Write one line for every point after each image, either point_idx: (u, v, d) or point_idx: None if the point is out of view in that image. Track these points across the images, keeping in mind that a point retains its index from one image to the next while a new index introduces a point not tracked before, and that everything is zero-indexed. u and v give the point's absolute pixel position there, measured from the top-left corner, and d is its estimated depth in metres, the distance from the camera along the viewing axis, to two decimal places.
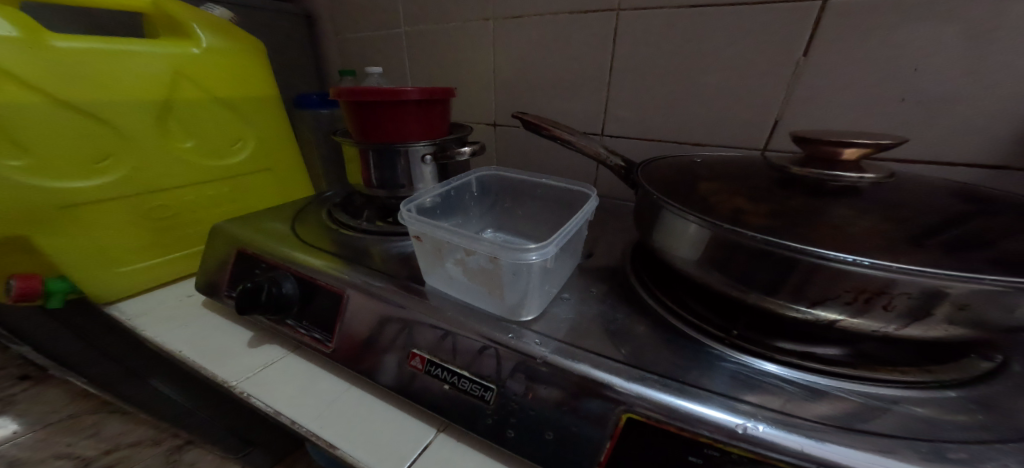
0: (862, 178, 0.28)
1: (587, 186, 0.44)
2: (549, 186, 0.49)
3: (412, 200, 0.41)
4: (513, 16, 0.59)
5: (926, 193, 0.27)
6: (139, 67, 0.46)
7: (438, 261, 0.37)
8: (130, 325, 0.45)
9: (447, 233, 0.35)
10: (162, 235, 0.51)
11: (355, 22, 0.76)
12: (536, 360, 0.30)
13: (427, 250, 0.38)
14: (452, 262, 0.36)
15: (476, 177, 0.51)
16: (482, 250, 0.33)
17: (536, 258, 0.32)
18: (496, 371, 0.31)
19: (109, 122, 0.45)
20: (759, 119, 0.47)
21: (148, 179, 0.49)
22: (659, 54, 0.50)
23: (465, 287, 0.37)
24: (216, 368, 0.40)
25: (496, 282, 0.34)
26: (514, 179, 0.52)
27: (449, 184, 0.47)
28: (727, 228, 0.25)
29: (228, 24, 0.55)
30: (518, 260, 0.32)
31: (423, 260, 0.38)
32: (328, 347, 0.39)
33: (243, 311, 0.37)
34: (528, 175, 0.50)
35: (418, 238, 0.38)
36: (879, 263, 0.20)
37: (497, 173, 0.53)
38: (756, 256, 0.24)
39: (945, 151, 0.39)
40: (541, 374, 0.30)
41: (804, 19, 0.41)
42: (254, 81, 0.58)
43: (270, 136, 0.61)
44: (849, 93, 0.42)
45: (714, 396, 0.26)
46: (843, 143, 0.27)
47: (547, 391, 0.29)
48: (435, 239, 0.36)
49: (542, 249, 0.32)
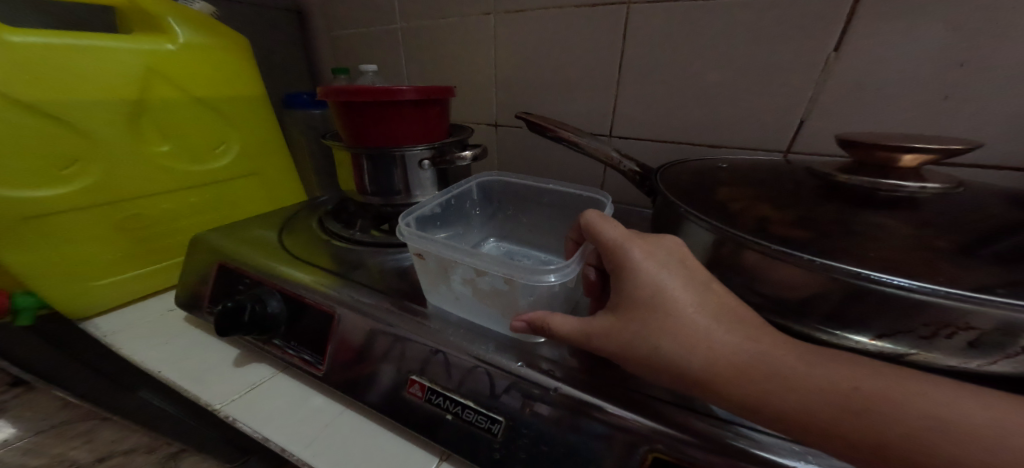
0: (923, 189, 0.25)
1: (601, 192, 0.41)
2: (556, 192, 0.45)
3: (411, 212, 0.38)
4: (514, 10, 0.55)
5: (986, 201, 0.25)
6: (110, 64, 0.43)
7: (443, 279, 0.34)
8: (105, 343, 0.41)
9: (451, 251, 0.32)
10: (141, 246, 0.47)
11: (350, 17, 0.72)
12: (533, 384, 0.28)
13: (431, 267, 0.34)
14: (460, 281, 0.33)
15: (477, 183, 0.48)
16: (494, 271, 0.30)
17: (555, 279, 0.29)
18: (489, 394, 0.29)
19: (74, 124, 0.41)
20: (781, 119, 0.44)
21: (122, 186, 0.45)
22: (673, 50, 0.47)
23: (473, 307, 0.34)
24: (198, 390, 0.36)
25: (510, 305, 0.32)
26: (517, 185, 0.48)
27: (450, 193, 0.43)
28: (771, 249, 0.22)
29: (208, 18, 0.51)
30: (535, 282, 0.29)
31: (427, 276, 0.35)
32: (319, 370, 0.35)
33: (224, 332, 0.34)
34: (532, 181, 0.47)
35: (421, 255, 0.34)
36: (932, 288, 0.18)
37: (499, 178, 0.49)
38: (804, 282, 0.22)
39: (990, 154, 0.37)
40: (541, 397, 0.27)
41: (836, 11, 0.38)
42: (237, 79, 0.54)
43: (256, 139, 0.57)
44: (880, 89, 0.39)
45: (772, 440, 0.23)
46: (903, 148, 0.24)
47: (548, 413, 0.27)
48: (439, 257, 0.33)
49: (562, 269, 0.29)
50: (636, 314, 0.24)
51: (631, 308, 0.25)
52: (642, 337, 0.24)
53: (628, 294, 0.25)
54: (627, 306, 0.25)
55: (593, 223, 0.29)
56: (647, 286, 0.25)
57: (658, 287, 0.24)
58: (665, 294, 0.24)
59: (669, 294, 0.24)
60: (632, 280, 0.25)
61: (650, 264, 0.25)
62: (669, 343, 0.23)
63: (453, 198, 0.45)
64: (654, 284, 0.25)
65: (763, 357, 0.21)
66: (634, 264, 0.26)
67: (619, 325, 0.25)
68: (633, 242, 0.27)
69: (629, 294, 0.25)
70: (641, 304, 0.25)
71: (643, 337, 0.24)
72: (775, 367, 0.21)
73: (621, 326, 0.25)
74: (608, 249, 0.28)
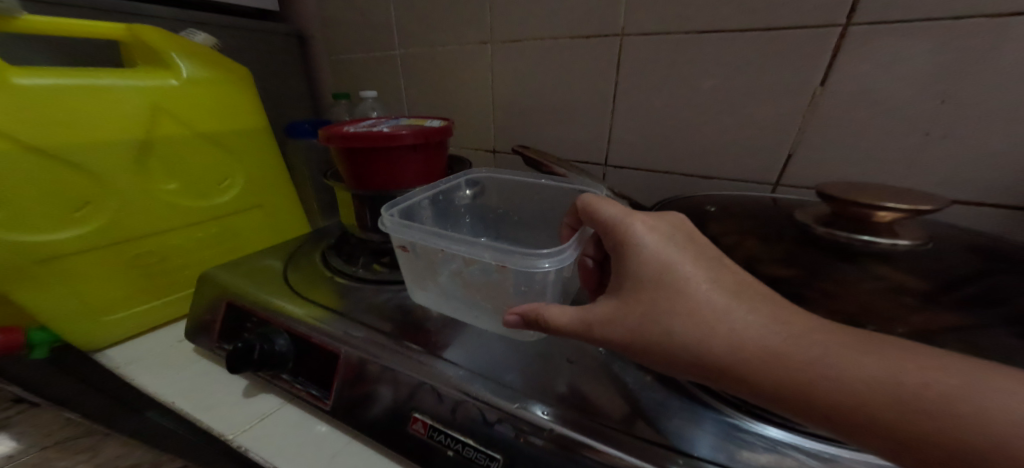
0: (896, 244, 0.27)
1: (599, 187, 0.40)
2: (550, 187, 0.45)
3: (395, 203, 0.37)
4: (512, 39, 0.57)
5: (954, 256, 0.26)
6: (115, 104, 0.44)
7: (427, 274, 0.38)
8: (119, 373, 0.43)
9: (442, 242, 0.33)
10: (150, 282, 0.49)
11: (351, 43, 0.74)
12: (531, 426, 0.28)
13: (415, 259, 0.37)
14: (449, 273, 0.36)
15: (467, 177, 0.46)
16: (485, 258, 0.31)
17: (550, 266, 0.30)
18: (487, 434, 0.30)
19: (83, 166, 0.42)
20: (772, 151, 0.45)
21: (132, 225, 0.46)
22: (665, 80, 0.48)
23: (462, 295, 0.37)
24: (211, 421, 0.37)
25: (500, 292, 0.34)
26: (508, 180, 0.48)
27: (438, 187, 0.42)
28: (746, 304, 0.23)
29: (211, 53, 0.53)
30: (530, 267, 0.30)
31: (409, 269, 0.39)
32: (327, 404, 0.36)
33: (234, 370, 0.35)
34: (525, 175, 0.46)
35: (404, 248, 0.36)
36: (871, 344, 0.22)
37: (490, 174, 0.48)
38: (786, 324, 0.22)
39: (972, 191, 0.38)
40: (539, 439, 0.28)
41: (822, 46, 0.39)
42: (241, 113, 0.56)
43: (260, 172, 0.59)
44: (868, 118, 0.40)
45: None
46: (874, 206, 0.25)
47: (542, 454, 0.28)
48: (424, 247, 0.34)
49: (555, 255, 0.30)
50: (643, 296, 0.26)
51: (637, 290, 0.26)
52: (651, 319, 0.25)
53: (633, 282, 0.26)
54: (631, 291, 0.26)
55: (590, 205, 0.31)
56: (653, 262, 0.26)
57: (665, 263, 0.26)
58: (672, 272, 0.25)
59: (676, 269, 0.25)
60: (639, 258, 0.27)
61: (654, 239, 0.27)
62: (677, 328, 0.24)
63: (441, 194, 0.44)
64: (658, 265, 0.26)
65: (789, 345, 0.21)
66: (637, 241, 0.27)
67: (624, 309, 0.26)
68: (634, 218, 0.28)
69: (635, 272, 0.27)
70: (649, 286, 0.26)
71: (652, 321, 0.25)
72: (802, 356, 0.21)
73: (626, 311, 0.26)
74: (609, 227, 0.29)
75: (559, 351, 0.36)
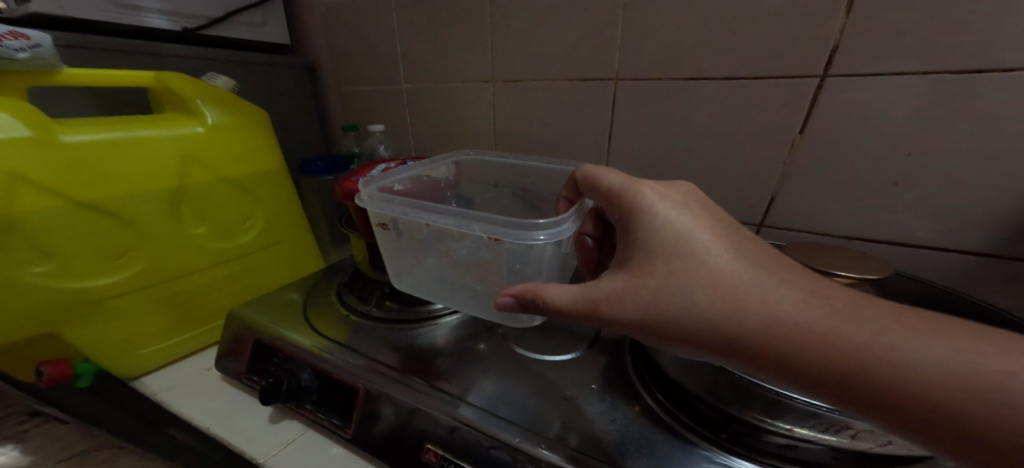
0: None
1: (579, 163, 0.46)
2: (535, 168, 0.50)
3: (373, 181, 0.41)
4: (514, 79, 0.60)
5: None
6: (150, 155, 0.48)
7: (410, 253, 0.41)
8: (156, 399, 0.47)
9: (434, 216, 0.35)
10: (180, 318, 0.53)
11: (361, 79, 0.78)
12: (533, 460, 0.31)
13: (395, 237, 0.40)
14: (452, 252, 0.39)
15: (455, 161, 0.52)
16: (475, 231, 0.34)
17: (544, 238, 0.32)
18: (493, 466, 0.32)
19: (124, 215, 0.46)
20: (758, 193, 0.49)
21: (165, 267, 0.50)
22: (657, 121, 0.52)
23: (450, 273, 0.41)
24: (243, 446, 0.41)
25: (493, 269, 0.37)
26: (493, 162, 0.52)
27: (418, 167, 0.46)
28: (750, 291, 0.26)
29: (234, 98, 0.56)
30: (526, 240, 0.33)
31: (391, 250, 0.42)
32: (347, 432, 0.39)
33: (265, 402, 0.38)
34: (512, 158, 0.51)
35: (384, 226, 0.40)
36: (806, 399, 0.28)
37: (476, 158, 0.53)
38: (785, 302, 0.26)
39: (936, 237, 0.42)
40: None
41: (801, 98, 0.43)
42: (261, 155, 0.60)
43: (279, 210, 0.63)
44: (847, 161, 0.43)
45: None
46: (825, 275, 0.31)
47: None
48: (404, 220, 0.37)
49: (547, 227, 0.32)
50: (654, 268, 0.29)
51: (649, 263, 0.29)
52: (666, 288, 0.28)
53: (641, 244, 0.30)
54: (641, 263, 0.30)
55: (593, 175, 0.37)
56: (671, 230, 0.30)
57: (683, 232, 0.29)
58: (687, 239, 0.29)
59: (691, 238, 0.29)
60: (649, 227, 0.31)
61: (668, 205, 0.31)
62: (694, 291, 0.27)
63: (429, 172, 0.49)
64: (675, 231, 0.30)
65: (826, 328, 0.24)
66: (649, 206, 0.31)
67: (637, 281, 0.29)
68: (643, 185, 0.33)
69: (649, 240, 0.30)
70: (663, 253, 0.29)
71: (666, 294, 0.28)
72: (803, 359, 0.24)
73: (636, 284, 0.29)
74: (616, 193, 0.34)
75: (557, 387, 0.39)
